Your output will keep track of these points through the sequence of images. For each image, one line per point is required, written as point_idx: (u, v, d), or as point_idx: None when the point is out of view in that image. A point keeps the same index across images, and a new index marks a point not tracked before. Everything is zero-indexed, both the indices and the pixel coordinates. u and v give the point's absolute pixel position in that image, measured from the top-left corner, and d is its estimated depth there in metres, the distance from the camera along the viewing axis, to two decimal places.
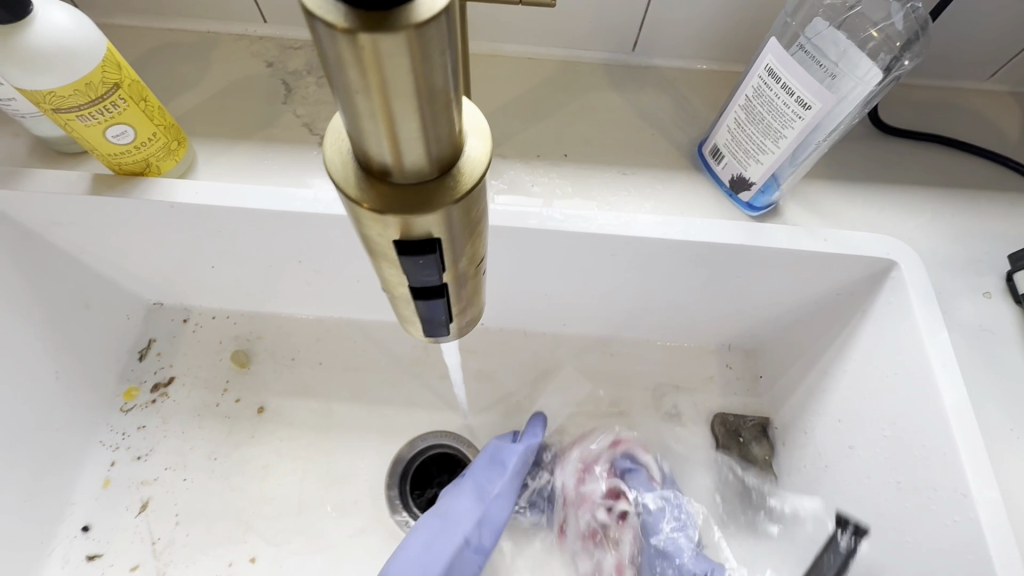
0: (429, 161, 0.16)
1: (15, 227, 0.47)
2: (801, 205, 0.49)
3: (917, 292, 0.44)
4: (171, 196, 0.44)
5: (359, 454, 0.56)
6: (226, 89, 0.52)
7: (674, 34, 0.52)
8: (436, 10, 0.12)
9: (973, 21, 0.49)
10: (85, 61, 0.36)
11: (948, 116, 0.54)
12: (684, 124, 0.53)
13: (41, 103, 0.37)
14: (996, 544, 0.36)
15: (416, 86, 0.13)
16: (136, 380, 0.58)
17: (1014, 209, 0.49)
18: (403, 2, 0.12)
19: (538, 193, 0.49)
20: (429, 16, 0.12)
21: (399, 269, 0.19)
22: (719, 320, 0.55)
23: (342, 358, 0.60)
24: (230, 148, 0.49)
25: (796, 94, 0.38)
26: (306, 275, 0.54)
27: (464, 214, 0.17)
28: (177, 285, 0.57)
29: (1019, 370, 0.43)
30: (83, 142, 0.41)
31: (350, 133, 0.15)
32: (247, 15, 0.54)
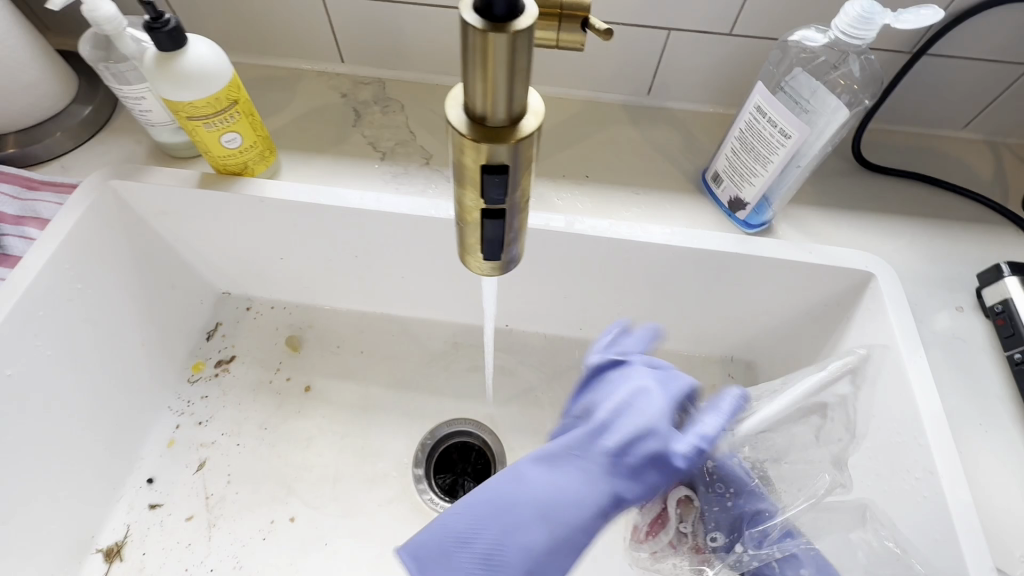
0: (514, 119, 0.20)
1: (131, 215, 0.57)
2: (791, 226, 0.56)
3: (892, 301, 0.50)
4: (262, 193, 0.55)
5: (391, 432, 0.63)
6: (307, 113, 0.63)
7: (684, 81, 0.62)
8: (537, 19, 0.17)
9: (943, 79, 0.58)
10: (216, 81, 0.46)
11: (926, 158, 0.61)
12: (691, 156, 0.61)
13: (179, 112, 0.47)
14: (959, 516, 0.41)
15: (510, 69, 0.18)
16: (203, 356, 0.66)
17: (983, 238, 0.56)
18: (511, 10, 0.17)
19: (562, 206, 0.57)
20: (531, 20, 0.17)
21: (477, 200, 0.23)
22: (721, 329, 0.61)
23: (380, 348, 0.67)
24: (309, 160, 0.60)
25: (779, 126, 0.46)
26: (359, 270, 0.63)
27: (526, 161, 0.21)
28: (247, 275, 0.66)
29: (988, 373, 0.48)
30: (202, 145, 0.51)
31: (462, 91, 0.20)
32: (329, 55, 0.65)
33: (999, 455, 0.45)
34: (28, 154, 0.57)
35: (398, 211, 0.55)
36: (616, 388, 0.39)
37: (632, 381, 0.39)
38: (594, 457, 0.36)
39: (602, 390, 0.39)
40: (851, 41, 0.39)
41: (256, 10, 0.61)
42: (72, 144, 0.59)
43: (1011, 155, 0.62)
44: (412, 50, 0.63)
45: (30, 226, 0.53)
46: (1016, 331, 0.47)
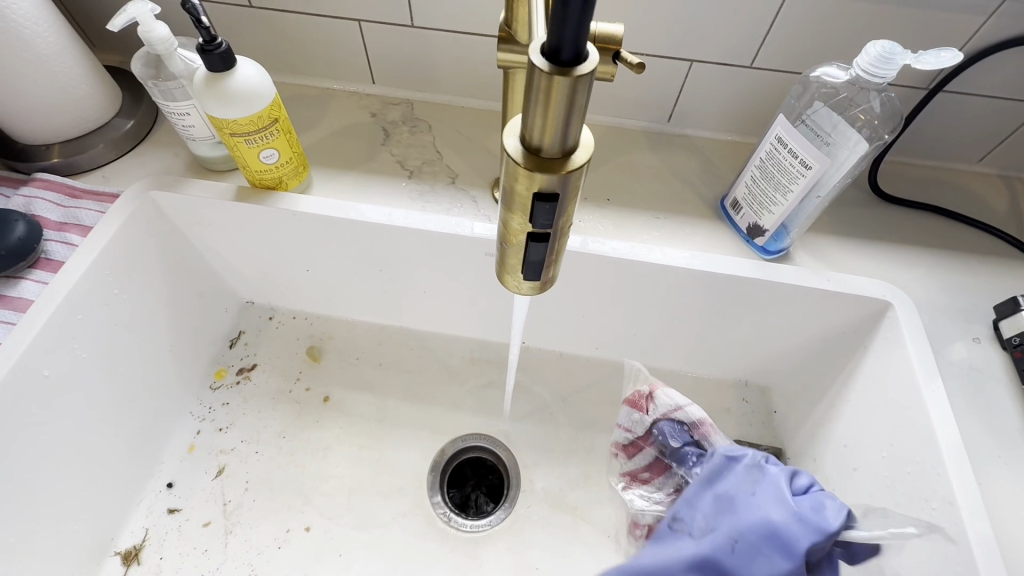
0: (567, 150, 0.21)
1: (167, 224, 0.59)
2: (808, 254, 0.57)
3: (910, 330, 0.50)
4: (294, 207, 0.56)
5: (408, 445, 0.64)
6: (337, 131, 0.66)
7: (704, 110, 0.64)
8: (598, 64, 0.18)
9: (959, 115, 0.59)
10: (260, 101, 0.48)
11: (942, 191, 0.63)
12: (709, 183, 0.63)
13: (223, 129, 0.49)
14: (979, 547, 0.41)
15: (569, 107, 0.19)
16: (225, 363, 0.67)
17: (999, 270, 0.57)
18: (576, 56, 0.18)
19: (583, 228, 0.59)
20: (593, 65, 0.18)
21: (524, 222, 0.24)
22: (737, 353, 0.62)
23: (399, 361, 0.68)
24: (339, 176, 0.62)
25: (799, 157, 0.47)
26: (382, 284, 0.64)
27: (572, 190, 0.22)
28: (273, 285, 0.67)
29: (1006, 405, 0.49)
30: (240, 160, 0.53)
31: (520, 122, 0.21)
32: (361, 76, 0.68)
33: (1018, 488, 0.45)
34: (72, 164, 0.59)
35: (423, 228, 0.57)
36: (730, 492, 0.41)
37: (750, 491, 0.40)
38: (679, 548, 0.39)
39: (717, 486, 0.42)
40: (872, 79, 0.41)
41: (294, 33, 0.64)
42: (113, 155, 0.61)
43: None
44: (441, 74, 0.66)
45: (72, 232, 0.55)
46: None
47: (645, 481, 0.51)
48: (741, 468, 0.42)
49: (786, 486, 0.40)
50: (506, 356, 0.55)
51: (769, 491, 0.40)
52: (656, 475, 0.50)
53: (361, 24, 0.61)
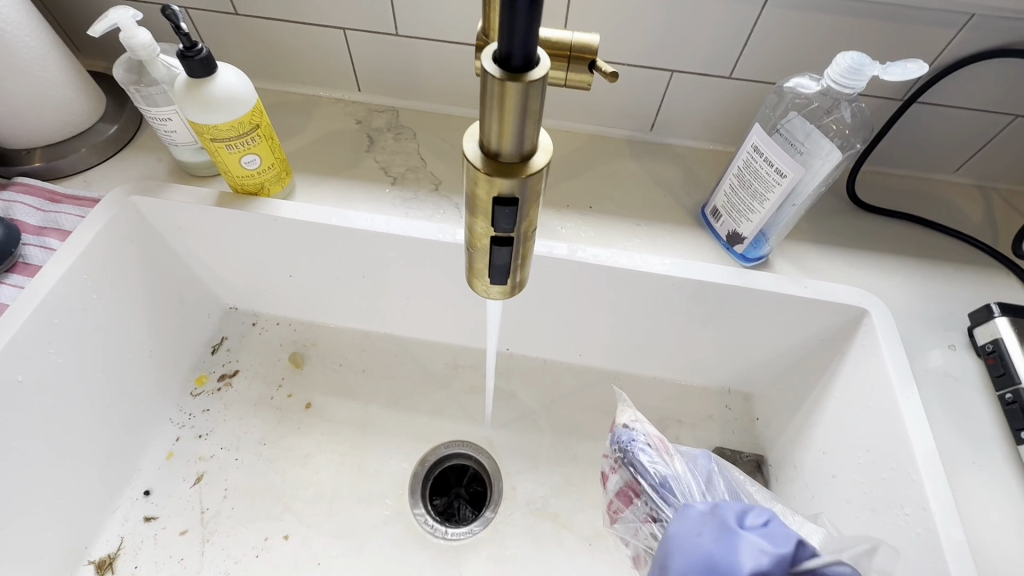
0: (525, 153, 0.21)
1: (148, 229, 0.59)
2: (787, 261, 0.57)
3: (886, 337, 0.50)
4: (276, 212, 0.57)
5: (390, 452, 0.63)
6: (322, 138, 0.66)
7: (685, 119, 0.65)
8: (550, 69, 0.19)
9: (934, 126, 0.60)
10: (240, 107, 0.48)
11: (919, 200, 0.64)
12: (690, 191, 0.63)
13: (203, 134, 0.49)
14: (953, 554, 0.41)
15: (523, 112, 0.20)
16: (206, 370, 0.67)
17: (973, 279, 0.57)
18: (527, 62, 0.19)
19: (565, 234, 0.59)
20: (544, 70, 0.19)
21: (487, 225, 0.24)
22: (718, 360, 0.62)
23: (382, 367, 0.68)
24: (322, 183, 0.62)
25: (774, 166, 0.48)
26: (365, 290, 0.64)
27: (533, 192, 0.23)
28: (256, 291, 0.67)
29: (980, 411, 0.49)
30: (221, 165, 0.53)
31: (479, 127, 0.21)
32: (347, 84, 0.68)
33: (992, 494, 0.45)
34: (54, 168, 0.59)
35: (405, 234, 0.57)
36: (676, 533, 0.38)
37: (697, 533, 0.37)
38: None
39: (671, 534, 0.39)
40: (842, 90, 0.41)
41: (279, 40, 0.64)
42: (97, 160, 0.61)
43: (1001, 200, 0.64)
44: (425, 82, 0.66)
45: (51, 236, 0.55)
46: (1006, 370, 0.48)
47: (618, 512, 0.47)
48: (694, 513, 0.38)
49: (736, 520, 0.37)
50: (486, 362, 0.55)
51: (716, 533, 0.36)
52: (624, 503, 0.46)
53: (346, 31, 0.62)
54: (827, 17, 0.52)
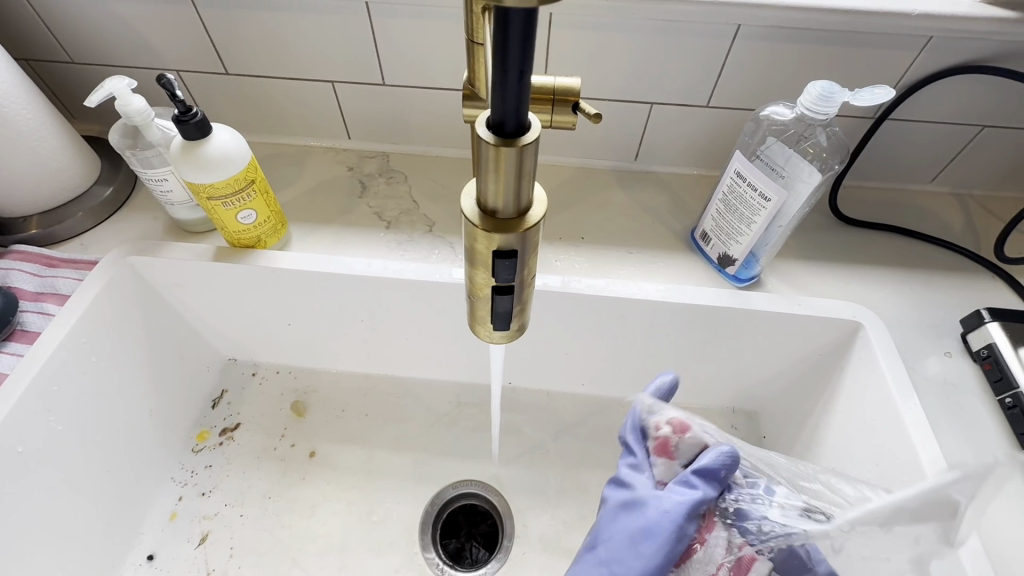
0: (521, 207, 0.22)
1: (146, 287, 0.59)
2: (779, 279, 0.59)
3: (883, 350, 0.51)
4: (273, 264, 0.57)
5: (398, 496, 0.62)
6: (315, 187, 0.67)
7: (668, 147, 0.67)
8: (541, 131, 0.20)
9: (907, 140, 0.62)
10: (235, 164, 0.49)
11: (899, 211, 0.65)
12: (678, 216, 0.65)
13: (200, 193, 0.50)
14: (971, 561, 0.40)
15: (517, 172, 0.20)
16: (208, 425, 0.66)
17: (961, 285, 0.59)
18: (519, 127, 0.19)
19: (559, 266, 0.60)
20: (536, 132, 0.20)
21: (487, 276, 0.25)
22: (720, 382, 0.63)
23: (385, 409, 0.68)
24: (317, 231, 0.63)
25: (759, 190, 0.49)
26: (365, 333, 0.65)
27: (531, 242, 0.23)
28: (255, 342, 0.67)
29: (982, 417, 0.49)
30: (218, 221, 0.54)
31: (475, 185, 0.22)
32: (337, 133, 0.70)
33: (1005, 502, 0.45)
34: (50, 234, 0.60)
35: (402, 276, 0.57)
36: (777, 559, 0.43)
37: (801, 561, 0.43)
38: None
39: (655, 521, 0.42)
40: (816, 117, 0.43)
41: (270, 96, 0.66)
42: (93, 222, 0.62)
43: (979, 207, 0.66)
44: (415, 127, 0.68)
45: (49, 302, 0.55)
46: (1003, 375, 0.49)
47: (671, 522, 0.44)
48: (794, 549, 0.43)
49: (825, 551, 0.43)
50: (490, 399, 0.55)
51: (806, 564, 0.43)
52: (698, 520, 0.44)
53: (335, 84, 0.64)
54: (795, 46, 0.54)
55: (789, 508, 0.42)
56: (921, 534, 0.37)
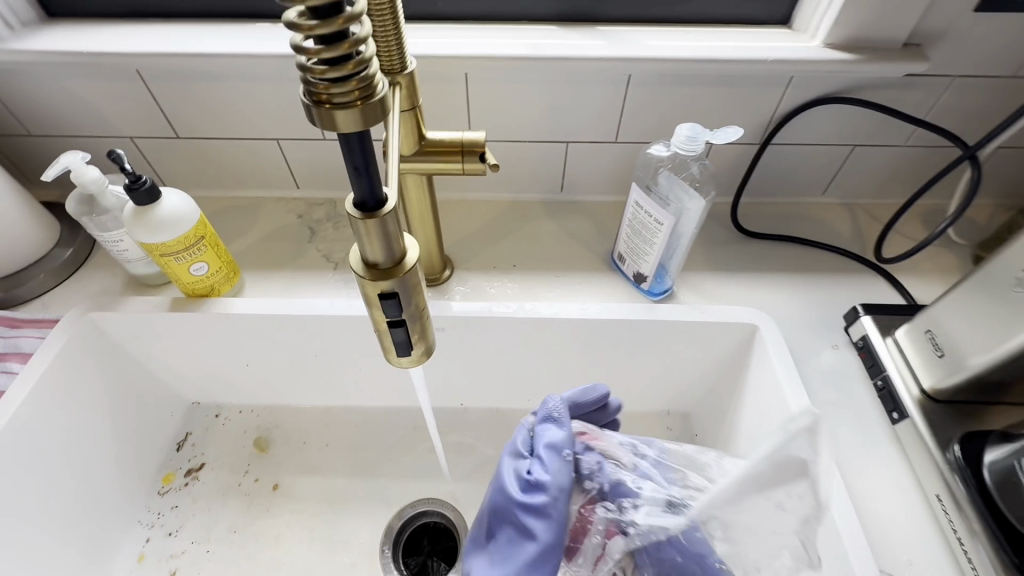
0: (394, 259, 0.28)
1: (107, 340, 0.64)
2: (689, 291, 0.66)
3: (775, 348, 0.58)
4: (226, 310, 0.62)
5: (359, 520, 0.66)
6: (267, 235, 0.72)
7: (589, 178, 0.74)
8: (396, 203, 0.26)
9: (792, 161, 0.71)
10: (184, 223, 0.54)
11: (795, 223, 0.74)
12: (601, 240, 0.72)
13: (153, 251, 0.55)
14: (844, 528, 0.47)
15: (382, 235, 0.26)
16: (173, 467, 0.69)
17: (847, 285, 0.66)
18: (378, 202, 0.25)
19: (494, 293, 0.66)
20: (393, 204, 0.26)
21: (381, 314, 0.30)
22: (651, 387, 0.68)
23: (345, 438, 0.72)
24: (270, 276, 0.68)
25: (653, 216, 0.56)
26: (320, 368, 0.69)
27: (409, 284, 0.29)
28: (216, 384, 0.71)
29: (864, 400, 0.56)
30: (172, 275, 0.59)
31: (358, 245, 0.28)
32: (286, 184, 0.76)
33: (882, 473, 0.51)
34: (13, 297, 0.63)
35: (347, 313, 0.63)
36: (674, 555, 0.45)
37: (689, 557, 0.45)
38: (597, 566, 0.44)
39: (541, 492, 0.45)
40: (687, 153, 0.51)
41: (220, 155, 0.72)
42: (54, 283, 0.66)
43: (864, 213, 0.75)
44: None
45: (12, 360, 0.59)
46: (875, 362, 0.56)
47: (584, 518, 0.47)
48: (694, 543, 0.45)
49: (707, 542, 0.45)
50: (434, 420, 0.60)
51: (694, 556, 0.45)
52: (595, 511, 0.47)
53: (280, 141, 0.70)
54: (680, 89, 0.63)
55: (653, 506, 0.45)
56: (783, 500, 0.42)
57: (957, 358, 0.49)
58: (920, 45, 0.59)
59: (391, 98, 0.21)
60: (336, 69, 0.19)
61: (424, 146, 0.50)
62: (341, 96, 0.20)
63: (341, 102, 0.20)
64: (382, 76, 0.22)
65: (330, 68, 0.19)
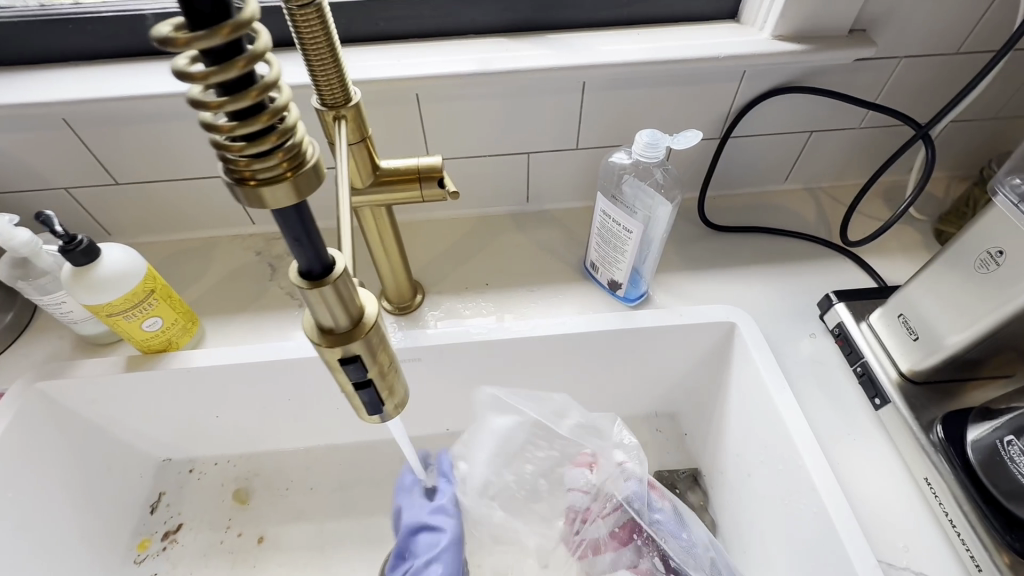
0: (349, 320, 0.26)
1: (58, 408, 0.60)
2: (664, 293, 0.65)
3: (754, 344, 0.58)
4: (188, 363, 0.59)
5: (351, 563, 0.63)
6: (225, 277, 0.69)
7: (554, 187, 0.73)
8: (345, 264, 0.24)
9: (754, 152, 0.71)
10: (131, 279, 0.51)
11: (762, 212, 0.74)
12: (572, 248, 0.71)
13: (99, 312, 0.52)
14: (841, 524, 0.47)
15: (337, 298, 0.25)
16: (148, 532, 0.65)
17: (818, 271, 0.67)
18: (325, 268, 0.24)
19: (469, 315, 0.65)
20: (342, 266, 0.24)
21: (343, 376, 0.28)
22: (637, 392, 0.67)
23: (329, 479, 0.69)
24: (231, 321, 0.64)
25: (622, 225, 0.55)
26: (295, 410, 0.66)
27: (373, 341, 0.27)
28: (186, 439, 0.67)
29: (846, 388, 0.56)
30: (124, 333, 0.55)
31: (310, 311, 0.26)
32: (241, 220, 0.72)
33: (869, 459, 0.52)
34: None
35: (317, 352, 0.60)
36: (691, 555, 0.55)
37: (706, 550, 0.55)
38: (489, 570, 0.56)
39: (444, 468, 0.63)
40: (648, 161, 0.50)
41: (164, 198, 0.68)
42: None
43: (827, 196, 0.75)
44: None
45: None
46: (853, 349, 0.57)
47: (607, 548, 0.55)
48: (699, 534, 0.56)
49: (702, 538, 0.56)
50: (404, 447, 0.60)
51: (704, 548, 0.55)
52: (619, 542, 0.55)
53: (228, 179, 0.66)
54: (637, 91, 0.62)
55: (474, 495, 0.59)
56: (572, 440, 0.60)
57: (932, 338, 0.50)
58: (865, 30, 0.59)
59: (322, 161, 0.20)
60: (253, 144, 0.18)
61: (379, 176, 0.48)
62: (264, 170, 0.19)
63: (267, 176, 0.19)
64: (312, 138, 0.20)
65: (246, 143, 0.18)
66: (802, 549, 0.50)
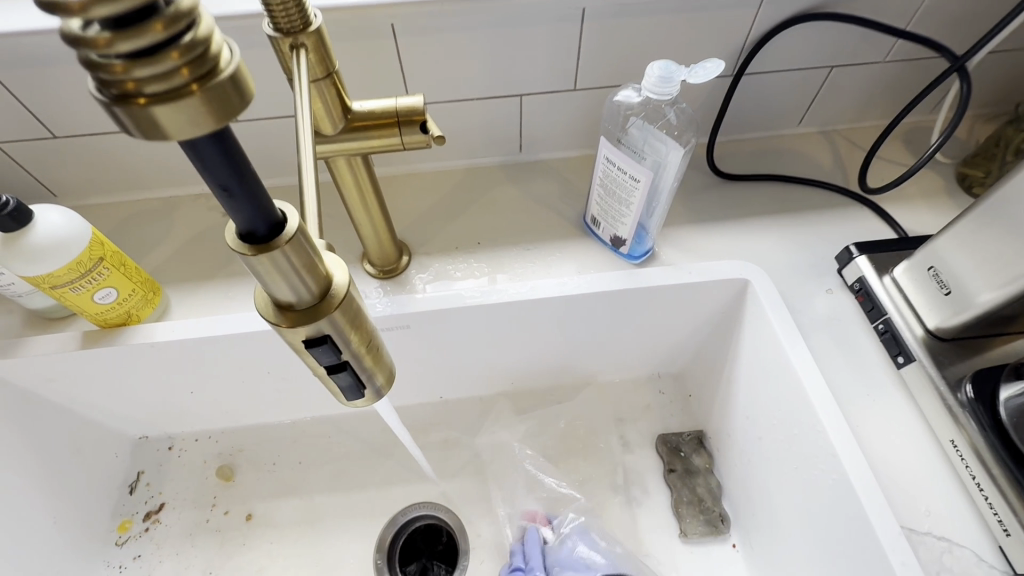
0: (310, 292, 0.22)
1: (14, 390, 0.55)
2: (671, 248, 0.60)
3: (768, 302, 0.54)
4: (151, 336, 0.53)
5: (346, 537, 0.61)
6: (189, 241, 0.62)
7: (549, 134, 0.66)
8: (297, 223, 0.20)
9: (768, 92, 0.64)
10: (75, 245, 0.46)
11: (774, 158, 0.68)
12: (570, 202, 0.65)
13: (41, 284, 0.47)
14: (860, 487, 0.44)
15: (291, 265, 0.20)
16: (128, 513, 0.61)
17: (834, 221, 0.62)
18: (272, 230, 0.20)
19: (461, 277, 0.59)
20: (293, 225, 0.20)
21: (312, 360, 0.24)
22: (641, 354, 0.64)
23: (319, 452, 0.66)
24: (199, 290, 0.59)
25: (626, 171, 0.50)
26: (277, 383, 0.61)
27: (343, 315, 0.23)
28: (161, 416, 0.63)
29: (863, 344, 0.53)
30: (75, 308, 0.50)
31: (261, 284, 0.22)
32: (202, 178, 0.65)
33: (887, 419, 0.49)
34: None
35: None
36: None
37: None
38: None
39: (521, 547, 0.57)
40: (660, 98, 0.44)
41: (113, 155, 0.60)
42: None
43: (844, 139, 0.70)
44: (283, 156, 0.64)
45: None
46: (875, 305, 0.53)
47: None
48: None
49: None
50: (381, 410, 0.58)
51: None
52: None
53: None
54: (644, 20, 0.54)
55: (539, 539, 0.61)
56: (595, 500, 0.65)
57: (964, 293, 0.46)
58: None
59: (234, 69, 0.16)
60: (128, 38, 0.14)
61: (351, 120, 0.41)
62: (152, 80, 0.15)
63: (158, 90, 0.15)
64: (219, 37, 0.17)
65: (116, 36, 0.14)
66: (816, 514, 0.48)
